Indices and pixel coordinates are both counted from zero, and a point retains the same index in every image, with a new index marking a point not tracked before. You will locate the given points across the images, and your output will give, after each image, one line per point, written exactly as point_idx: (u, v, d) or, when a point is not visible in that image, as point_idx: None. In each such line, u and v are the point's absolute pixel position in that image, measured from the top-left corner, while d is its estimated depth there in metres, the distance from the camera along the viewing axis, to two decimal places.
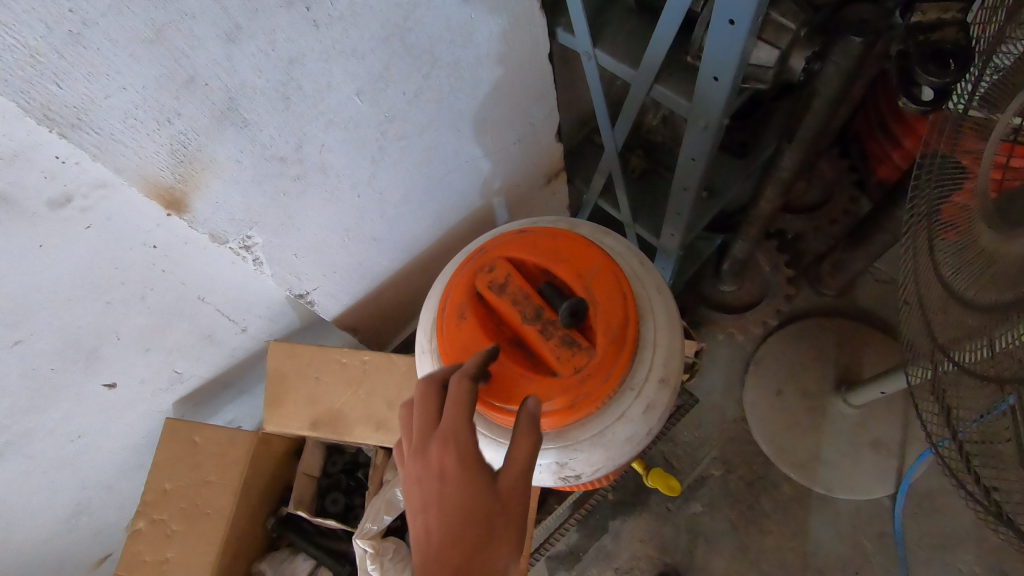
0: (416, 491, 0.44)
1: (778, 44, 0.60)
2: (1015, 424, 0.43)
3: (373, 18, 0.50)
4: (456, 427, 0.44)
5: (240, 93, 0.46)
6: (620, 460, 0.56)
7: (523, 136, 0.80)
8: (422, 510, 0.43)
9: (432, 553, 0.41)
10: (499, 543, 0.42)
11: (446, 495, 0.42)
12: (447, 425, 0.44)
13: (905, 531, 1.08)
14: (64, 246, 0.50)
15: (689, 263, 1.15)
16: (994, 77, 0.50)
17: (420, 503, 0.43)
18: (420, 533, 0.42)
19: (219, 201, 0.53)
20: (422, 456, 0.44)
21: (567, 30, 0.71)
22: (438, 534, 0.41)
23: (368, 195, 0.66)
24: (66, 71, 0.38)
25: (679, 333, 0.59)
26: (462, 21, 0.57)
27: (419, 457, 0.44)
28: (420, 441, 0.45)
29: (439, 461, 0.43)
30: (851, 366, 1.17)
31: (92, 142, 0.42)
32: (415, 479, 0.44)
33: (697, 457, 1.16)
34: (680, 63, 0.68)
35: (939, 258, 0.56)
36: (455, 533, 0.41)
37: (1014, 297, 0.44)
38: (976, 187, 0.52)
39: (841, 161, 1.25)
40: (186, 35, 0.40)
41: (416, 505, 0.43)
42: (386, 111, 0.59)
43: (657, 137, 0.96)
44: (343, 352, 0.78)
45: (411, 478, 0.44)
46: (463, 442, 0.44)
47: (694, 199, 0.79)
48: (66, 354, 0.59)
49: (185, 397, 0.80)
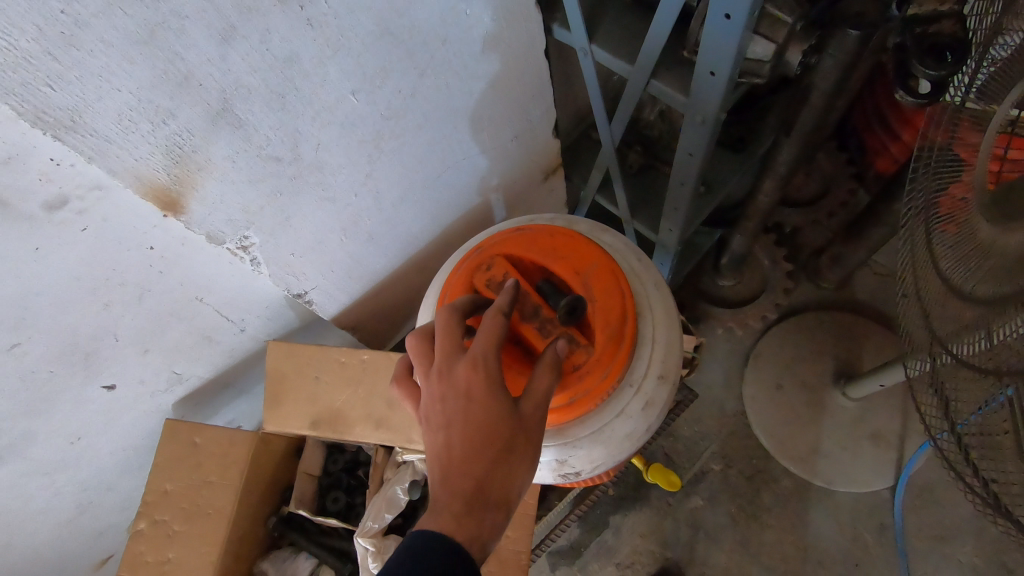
0: (437, 409, 0.43)
1: (774, 38, 0.59)
2: (1015, 415, 0.43)
3: (367, 15, 0.49)
4: (484, 351, 0.43)
5: (235, 94, 0.46)
6: (620, 456, 0.56)
7: (520, 133, 0.80)
8: (444, 426, 0.42)
9: (453, 468, 0.40)
10: (519, 467, 0.42)
11: (470, 415, 0.41)
12: (475, 349, 0.43)
13: (905, 523, 1.08)
14: (60, 248, 0.50)
15: (688, 258, 1.15)
16: (992, 69, 0.50)
17: (440, 420, 0.42)
18: (439, 449, 0.42)
19: (215, 202, 0.53)
20: (445, 375, 0.43)
21: (563, 25, 0.70)
22: (461, 450, 0.41)
23: (365, 194, 0.66)
24: (60, 73, 0.37)
25: (678, 329, 0.59)
26: (458, 17, 0.57)
27: (441, 377, 0.43)
28: (443, 361, 0.44)
29: (466, 382, 0.42)
30: (850, 360, 1.18)
31: (87, 144, 0.42)
32: (435, 397, 0.43)
33: (697, 451, 1.17)
34: (677, 57, 0.68)
35: (937, 250, 0.56)
36: (478, 452, 0.41)
37: (1012, 291, 0.44)
38: (973, 179, 0.52)
39: (839, 154, 1.25)
40: (180, 36, 0.40)
41: (434, 423, 0.43)
42: (382, 110, 0.58)
43: (654, 132, 0.96)
44: (342, 351, 0.78)
45: (431, 395, 0.43)
46: (491, 367, 0.43)
47: (691, 194, 0.79)
48: (64, 356, 0.59)
49: (184, 398, 0.80)
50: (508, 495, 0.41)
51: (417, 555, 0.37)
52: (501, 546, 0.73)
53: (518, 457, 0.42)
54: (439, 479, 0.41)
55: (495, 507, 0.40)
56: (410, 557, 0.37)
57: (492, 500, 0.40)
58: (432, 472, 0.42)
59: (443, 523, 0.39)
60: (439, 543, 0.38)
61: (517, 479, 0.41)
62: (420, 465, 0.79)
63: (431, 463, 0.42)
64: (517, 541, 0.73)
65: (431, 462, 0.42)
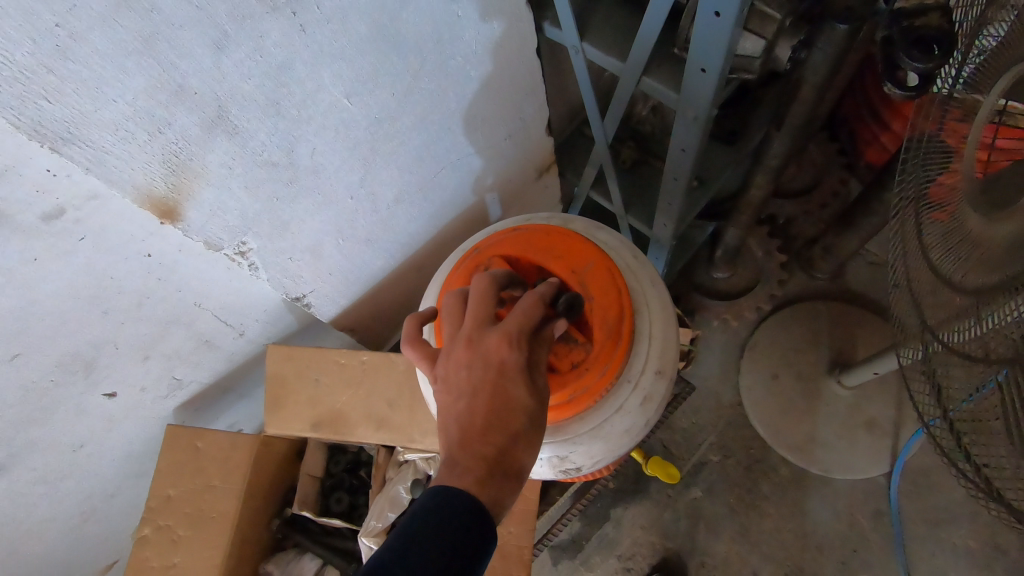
0: (461, 374, 0.42)
1: (763, 33, 0.60)
2: (1004, 400, 0.44)
3: (360, 19, 0.50)
4: (517, 325, 0.44)
5: (230, 102, 0.46)
6: (620, 451, 0.57)
7: (513, 132, 0.80)
8: (469, 391, 0.42)
9: (474, 434, 0.41)
10: (535, 441, 0.42)
11: (499, 385, 0.42)
12: (508, 322, 0.44)
13: (901, 509, 1.10)
14: (58, 258, 0.50)
15: (682, 251, 1.16)
16: (978, 61, 0.51)
17: (465, 385, 0.42)
18: (461, 414, 0.42)
19: (212, 209, 0.53)
20: (474, 342, 0.43)
21: (554, 24, 0.71)
22: (485, 417, 0.41)
23: (361, 196, 0.66)
24: (56, 85, 0.38)
25: (675, 324, 0.60)
26: (450, 19, 0.58)
27: (471, 343, 0.43)
28: (472, 329, 0.44)
29: (499, 355, 0.42)
30: (845, 349, 1.19)
31: (85, 155, 0.42)
32: (460, 362, 0.43)
33: (695, 443, 1.18)
34: (668, 54, 0.68)
35: (927, 240, 0.57)
36: (500, 423, 0.41)
37: (1000, 280, 0.45)
38: (960, 170, 0.52)
39: (830, 144, 1.26)
40: (175, 46, 0.40)
41: (457, 386, 0.42)
42: (376, 112, 0.59)
43: (647, 127, 0.96)
44: (342, 352, 0.78)
45: (456, 359, 0.43)
46: (523, 343, 0.43)
47: (685, 189, 0.79)
48: (65, 366, 0.59)
49: (185, 404, 0.80)
50: (521, 468, 0.42)
51: (443, 503, 0.38)
52: (504, 541, 0.74)
53: (535, 432, 0.43)
54: (460, 440, 0.41)
55: (512, 475, 0.41)
56: (435, 506, 0.38)
57: (509, 469, 0.41)
58: (449, 434, 0.42)
59: (466, 483, 0.39)
60: (463, 499, 0.38)
61: (533, 453, 0.42)
62: (422, 464, 0.79)
63: (448, 426, 0.42)
64: (520, 536, 0.74)
65: (449, 423, 0.42)
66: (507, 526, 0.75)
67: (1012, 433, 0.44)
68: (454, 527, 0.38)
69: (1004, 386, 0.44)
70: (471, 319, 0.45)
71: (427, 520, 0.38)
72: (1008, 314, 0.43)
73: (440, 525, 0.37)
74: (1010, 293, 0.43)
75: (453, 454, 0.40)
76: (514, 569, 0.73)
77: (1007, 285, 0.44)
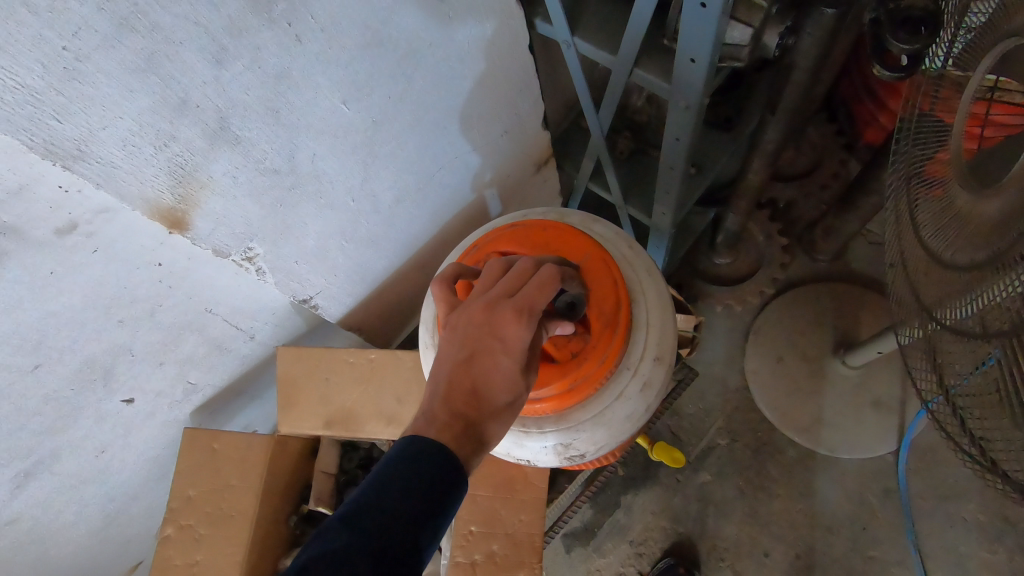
0: (468, 331, 0.44)
1: (751, 22, 0.59)
2: (1003, 378, 0.44)
3: (352, 27, 0.51)
4: (533, 304, 0.45)
5: (232, 112, 0.48)
6: (623, 437, 0.58)
7: (510, 128, 0.82)
8: (470, 351, 0.43)
9: (459, 392, 0.42)
10: (510, 418, 0.44)
11: (498, 358, 0.43)
12: (527, 298, 0.45)
13: (909, 486, 1.10)
14: (73, 271, 0.52)
15: (683, 239, 1.17)
16: (968, 37, 0.51)
17: (467, 343, 0.44)
18: (454, 369, 0.43)
19: (218, 218, 0.54)
20: (491, 307, 0.45)
21: (545, 20, 0.71)
22: (473, 378, 0.43)
23: (363, 198, 0.68)
24: (64, 106, 0.39)
25: (672, 312, 0.61)
26: (442, 22, 0.59)
27: (487, 308, 0.45)
28: (492, 295, 0.46)
29: (509, 327, 0.43)
30: (848, 329, 1.19)
31: (96, 172, 0.44)
32: (470, 320, 0.44)
33: (702, 428, 1.19)
34: (658, 44, 0.69)
35: (919, 218, 0.57)
36: (485, 391, 0.43)
37: (987, 256, 0.46)
38: (951, 150, 0.53)
39: (829, 126, 1.27)
40: (176, 61, 0.42)
41: (459, 342, 0.44)
42: (375, 115, 0.60)
43: (642, 117, 0.97)
44: (350, 351, 0.80)
45: (467, 316, 0.45)
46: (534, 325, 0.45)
47: (681, 177, 0.80)
48: (84, 374, 0.62)
49: (201, 407, 0.82)
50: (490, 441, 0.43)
51: (414, 452, 0.40)
52: (515, 529, 0.76)
53: (513, 413, 0.44)
54: (444, 394, 0.42)
55: (480, 448, 0.42)
56: (411, 452, 0.40)
57: (480, 440, 0.42)
58: (436, 386, 0.43)
59: (441, 438, 0.41)
60: (437, 454, 0.40)
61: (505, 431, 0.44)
62: None
63: (439, 377, 0.43)
64: (530, 524, 0.76)
65: (439, 373, 0.43)
66: (517, 515, 0.76)
67: (1010, 411, 0.44)
68: (426, 477, 0.39)
69: (1000, 363, 0.44)
70: (496, 285, 0.47)
71: (401, 466, 0.39)
72: (1003, 291, 0.43)
73: (415, 473, 0.39)
74: (999, 269, 0.44)
75: (434, 406, 0.42)
76: (526, 556, 0.75)
77: (995, 261, 0.45)
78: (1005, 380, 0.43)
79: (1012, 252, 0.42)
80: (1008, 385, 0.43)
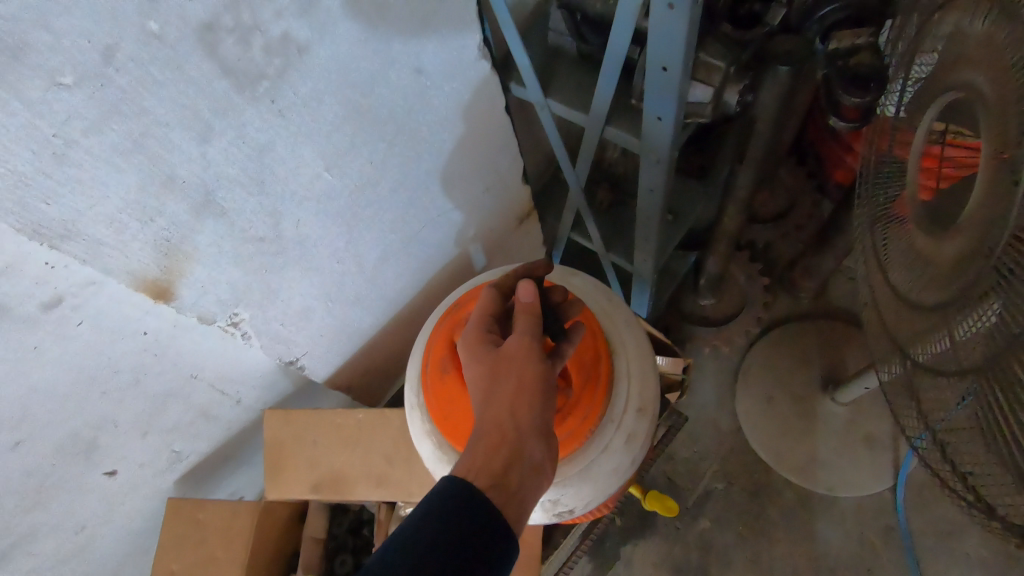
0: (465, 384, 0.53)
1: (711, 82, 0.63)
2: (982, 411, 0.44)
3: (333, 99, 0.54)
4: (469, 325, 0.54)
5: (217, 185, 0.49)
6: (611, 491, 0.58)
7: (491, 184, 0.84)
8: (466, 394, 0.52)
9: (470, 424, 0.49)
10: (505, 396, 0.47)
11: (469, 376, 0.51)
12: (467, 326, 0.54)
13: (909, 523, 1.09)
14: (57, 345, 0.52)
15: (667, 283, 1.19)
16: (917, 86, 0.55)
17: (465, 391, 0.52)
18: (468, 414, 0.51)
19: (204, 287, 0.55)
20: None
21: (519, 83, 0.75)
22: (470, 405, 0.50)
23: (348, 260, 0.69)
24: (53, 189, 0.41)
25: (652, 361, 0.62)
26: (419, 92, 0.63)
27: None
28: None
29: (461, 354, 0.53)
30: (835, 365, 1.21)
31: (82, 249, 0.45)
32: None
33: (698, 472, 1.18)
34: (626, 102, 0.72)
35: (887, 261, 0.60)
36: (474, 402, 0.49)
37: (949, 297, 0.47)
38: (909, 193, 0.56)
39: (800, 169, 1.31)
40: (163, 142, 0.44)
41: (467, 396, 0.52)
42: (357, 180, 0.63)
43: (619, 169, 1.01)
44: (337, 412, 0.79)
45: None
46: (475, 333, 0.52)
47: (659, 224, 0.82)
48: (66, 449, 0.61)
49: (185, 476, 0.80)
50: (501, 425, 0.46)
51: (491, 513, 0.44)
52: None
53: (501, 388, 0.47)
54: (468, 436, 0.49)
55: (491, 438, 0.46)
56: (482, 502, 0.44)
57: (487, 425, 0.46)
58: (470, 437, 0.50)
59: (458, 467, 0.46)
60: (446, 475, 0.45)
61: (502, 406, 0.47)
62: None
63: None
64: None
65: None
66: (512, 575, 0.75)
67: (993, 444, 0.44)
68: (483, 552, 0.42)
69: (977, 396, 0.44)
70: None
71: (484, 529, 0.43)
72: (971, 326, 0.44)
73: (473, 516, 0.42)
74: (965, 307, 0.45)
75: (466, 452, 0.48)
76: None
77: (959, 300, 0.46)
78: (989, 412, 0.43)
79: (979, 284, 0.43)
80: (988, 417, 0.43)
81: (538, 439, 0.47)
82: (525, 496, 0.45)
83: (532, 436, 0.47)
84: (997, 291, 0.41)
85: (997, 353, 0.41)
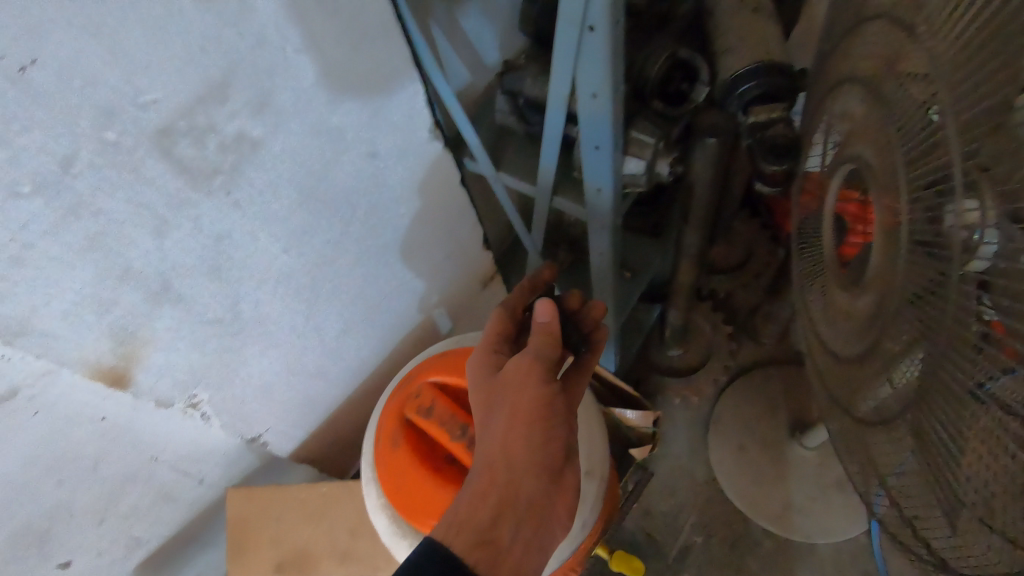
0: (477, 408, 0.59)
1: (643, 156, 0.68)
2: (932, 459, 0.41)
3: (288, 186, 0.58)
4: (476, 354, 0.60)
5: (173, 274, 0.52)
6: (561, 554, 0.60)
7: (451, 252, 0.88)
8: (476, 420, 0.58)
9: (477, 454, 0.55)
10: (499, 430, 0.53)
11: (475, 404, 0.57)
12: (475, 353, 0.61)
13: (888, 567, 1.09)
14: (10, 436, 0.52)
15: (633, 336, 1.22)
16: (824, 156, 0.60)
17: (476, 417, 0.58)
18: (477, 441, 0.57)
19: (161, 371, 0.57)
20: None
21: (472, 159, 0.80)
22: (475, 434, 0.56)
23: (309, 333, 0.71)
24: (8, 289, 0.43)
25: (598, 424, 0.65)
26: (373, 174, 0.67)
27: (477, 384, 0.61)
28: None
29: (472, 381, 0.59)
30: (802, 409, 1.23)
31: (36, 344, 0.47)
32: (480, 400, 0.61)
33: (676, 526, 1.17)
34: (570, 173, 0.78)
35: (816, 315, 0.63)
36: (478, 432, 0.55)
37: (866, 350, 0.50)
38: (829, 253, 0.60)
39: (754, 221, 1.38)
40: (119, 239, 0.47)
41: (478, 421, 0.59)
42: (315, 258, 0.65)
43: (577, 230, 1.05)
44: (300, 488, 0.79)
45: None
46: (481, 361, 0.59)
47: (612, 284, 0.86)
48: (18, 542, 0.60)
49: (145, 562, 0.78)
50: (495, 456, 0.52)
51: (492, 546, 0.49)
52: None
53: (497, 420, 0.53)
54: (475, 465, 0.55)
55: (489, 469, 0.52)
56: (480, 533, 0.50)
57: (485, 458, 0.52)
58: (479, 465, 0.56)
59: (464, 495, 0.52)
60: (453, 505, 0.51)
61: (496, 441, 0.53)
62: None
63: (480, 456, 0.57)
64: None
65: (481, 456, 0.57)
66: None
67: (948, 495, 0.41)
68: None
69: (924, 442, 0.42)
70: None
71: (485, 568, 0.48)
72: (906, 372, 0.43)
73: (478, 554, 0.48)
74: (897, 354, 0.44)
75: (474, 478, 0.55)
76: None
77: (886, 348, 0.46)
78: (939, 461, 0.41)
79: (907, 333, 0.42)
80: (939, 465, 0.41)
81: (532, 480, 0.52)
82: (521, 526, 0.50)
83: (526, 476, 0.52)
84: (925, 334, 0.40)
85: (938, 397, 0.39)
